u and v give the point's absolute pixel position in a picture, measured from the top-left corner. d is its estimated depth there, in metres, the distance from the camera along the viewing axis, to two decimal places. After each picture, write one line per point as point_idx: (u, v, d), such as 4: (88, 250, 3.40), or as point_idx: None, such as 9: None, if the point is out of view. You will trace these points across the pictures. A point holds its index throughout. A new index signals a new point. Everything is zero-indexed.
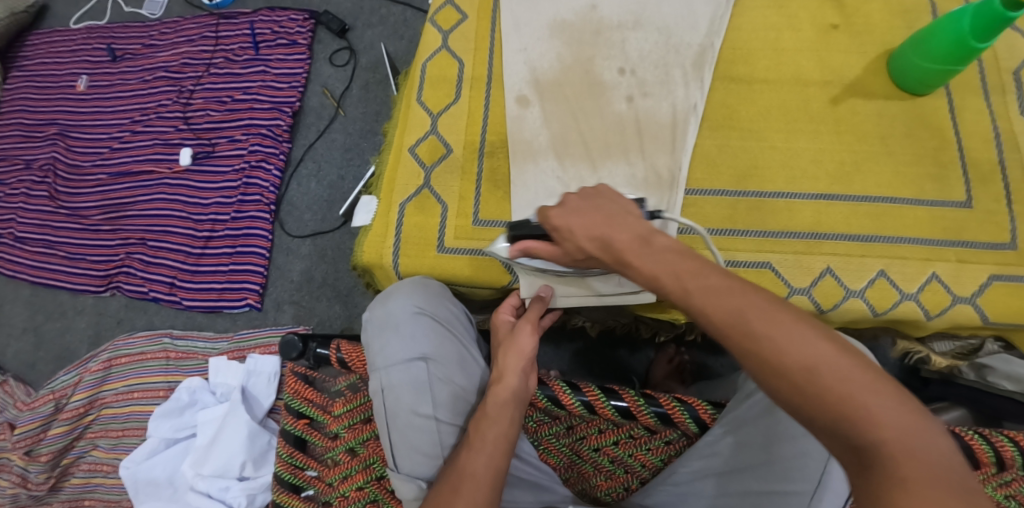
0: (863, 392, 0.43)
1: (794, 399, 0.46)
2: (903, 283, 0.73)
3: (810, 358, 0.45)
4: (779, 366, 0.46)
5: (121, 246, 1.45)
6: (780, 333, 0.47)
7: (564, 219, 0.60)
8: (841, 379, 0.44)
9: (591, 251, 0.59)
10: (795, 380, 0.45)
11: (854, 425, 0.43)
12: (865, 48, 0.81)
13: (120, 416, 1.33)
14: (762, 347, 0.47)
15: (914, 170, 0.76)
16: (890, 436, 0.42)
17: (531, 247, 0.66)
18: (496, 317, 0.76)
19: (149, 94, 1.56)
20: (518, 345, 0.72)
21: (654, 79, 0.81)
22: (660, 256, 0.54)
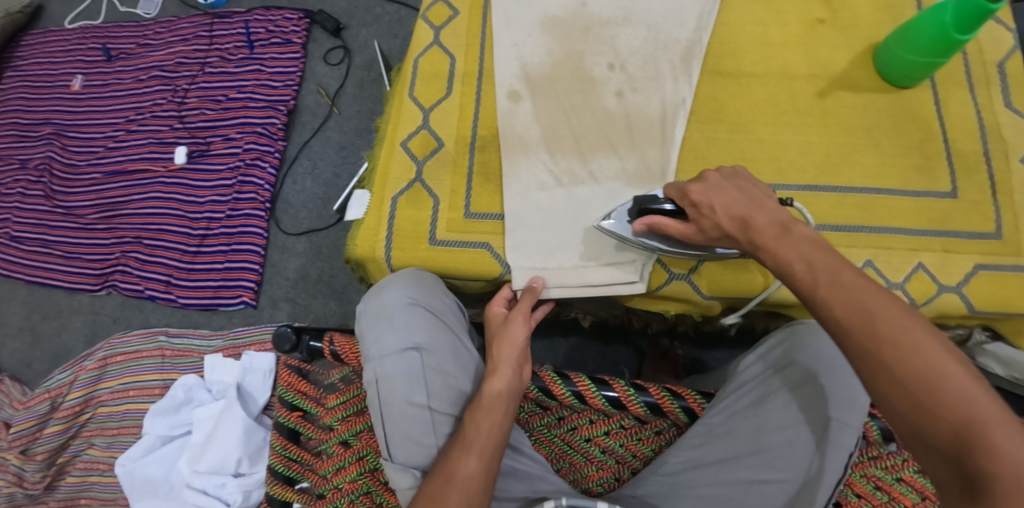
0: (985, 417, 0.45)
1: (905, 409, 0.48)
2: (889, 272, 0.73)
3: (935, 374, 0.47)
4: (901, 377, 0.48)
5: (117, 245, 1.45)
6: (908, 343, 0.48)
7: (705, 195, 0.63)
8: (964, 401, 0.46)
9: (728, 230, 0.62)
10: (913, 392, 0.48)
11: (967, 445, 0.45)
12: (851, 42, 0.82)
13: (116, 415, 1.33)
14: (884, 352, 0.49)
15: (901, 162, 0.77)
16: (1006, 470, 0.44)
17: (658, 223, 0.67)
18: (488, 310, 0.76)
19: (144, 93, 1.56)
20: (511, 336, 0.72)
21: (643, 75, 0.82)
22: (795, 242, 0.57)
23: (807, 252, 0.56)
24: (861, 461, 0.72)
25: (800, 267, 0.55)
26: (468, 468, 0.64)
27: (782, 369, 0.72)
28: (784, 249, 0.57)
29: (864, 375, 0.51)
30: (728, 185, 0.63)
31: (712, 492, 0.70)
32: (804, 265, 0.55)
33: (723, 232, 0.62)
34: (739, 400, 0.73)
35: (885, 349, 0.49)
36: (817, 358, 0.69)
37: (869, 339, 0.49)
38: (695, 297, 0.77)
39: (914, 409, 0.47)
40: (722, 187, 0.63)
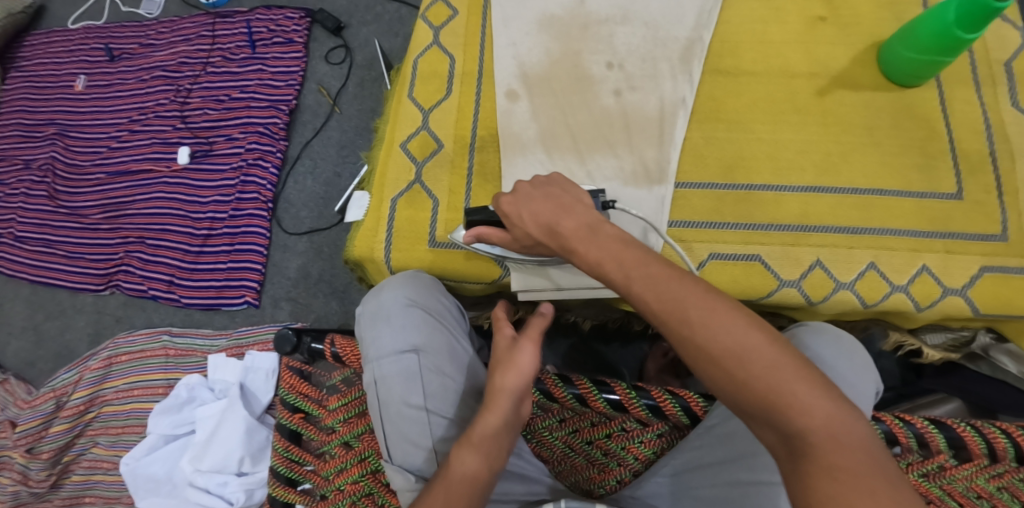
0: (789, 378, 0.49)
1: (727, 385, 0.50)
2: (892, 275, 0.73)
3: (741, 349, 0.50)
4: (715, 356, 0.51)
5: (120, 245, 1.46)
6: (717, 322, 0.51)
7: (515, 206, 0.64)
8: (769, 367, 0.49)
9: (539, 237, 0.64)
10: (728, 368, 0.50)
11: (783, 410, 0.48)
12: (852, 40, 0.81)
13: (120, 414, 1.34)
14: (696, 334, 0.51)
15: (902, 161, 0.76)
16: (817, 423, 0.47)
17: (483, 233, 0.69)
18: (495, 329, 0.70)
19: (146, 93, 1.56)
20: (506, 362, 0.66)
21: (641, 73, 0.82)
22: (602, 243, 0.59)
23: (616, 252, 0.58)
24: None
25: (612, 267, 0.57)
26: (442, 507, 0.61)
27: None
28: (592, 251, 0.59)
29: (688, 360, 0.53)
30: (538, 193, 0.64)
31: (712, 494, 0.69)
32: (613, 264, 0.57)
33: (532, 239, 0.64)
34: None
35: (694, 331, 0.51)
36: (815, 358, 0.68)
37: (684, 323, 0.52)
38: None
39: (737, 382, 0.50)
40: (530, 195, 0.64)
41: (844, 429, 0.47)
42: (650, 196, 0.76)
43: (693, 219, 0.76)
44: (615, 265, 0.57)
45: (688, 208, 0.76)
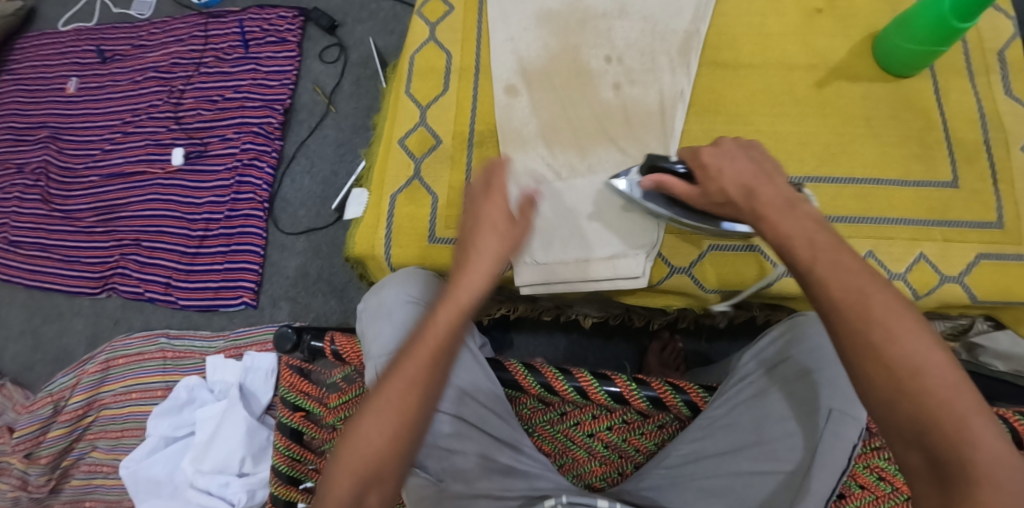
0: (965, 408, 0.47)
1: (888, 393, 0.49)
2: (891, 263, 0.74)
3: (918, 363, 0.48)
4: (890, 363, 0.49)
5: (116, 248, 1.46)
6: (900, 332, 0.49)
7: (715, 160, 0.64)
8: (945, 390, 0.47)
9: (732, 197, 0.62)
10: (899, 379, 0.48)
11: (946, 435, 0.46)
12: (849, 31, 0.81)
13: (119, 417, 1.33)
14: (873, 332, 0.50)
15: (899, 150, 0.77)
16: (983, 457, 0.45)
17: (666, 181, 0.68)
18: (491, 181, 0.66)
19: (139, 95, 1.56)
20: (491, 225, 0.64)
21: (641, 67, 0.82)
22: (799, 218, 0.57)
23: (808, 231, 0.56)
24: (863, 451, 0.71)
25: (801, 245, 0.55)
26: (399, 393, 0.58)
27: (779, 362, 0.71)
28: (786, 223, 0.58)
29: (849, 356, 0.51)
30: (741, 153, 0.64)
31: (714, 485, 0.69)
32: (803, 240, 0.55)
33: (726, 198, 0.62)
34: (740, 391, 0.72)
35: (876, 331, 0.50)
36: (816, 349, 0.69)
37: (862, 319, 0.50)
38: (696, 291, 0.77)
39: (902, 389, 0.48)
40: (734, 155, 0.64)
41: (1010, 471, 0.45)
42: None
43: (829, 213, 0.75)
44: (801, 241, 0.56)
45: None
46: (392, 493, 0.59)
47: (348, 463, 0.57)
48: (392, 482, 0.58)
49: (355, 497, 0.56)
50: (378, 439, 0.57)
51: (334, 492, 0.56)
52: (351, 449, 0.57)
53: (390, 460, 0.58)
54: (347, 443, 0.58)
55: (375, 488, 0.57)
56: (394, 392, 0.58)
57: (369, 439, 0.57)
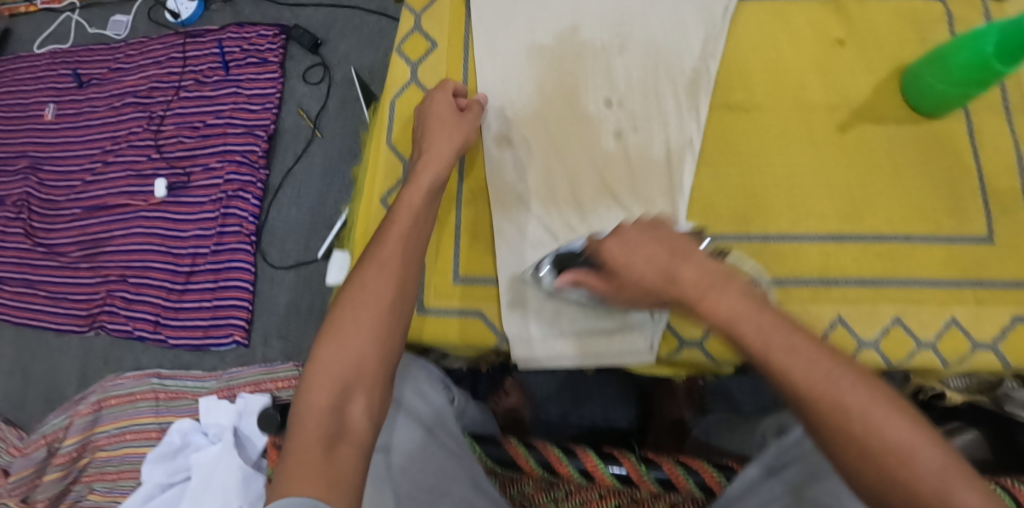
0: (952, 487, 0.45)
1: (875, 483, 0.47)
2: (919, 330, 0.67)
3: (902, 450, 0.46)
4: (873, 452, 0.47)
5: (102, 285, 1.40)
6: (875, 421, 0.47)
7: (626, 251, 0.59)
8: (935, 471, 0.45)
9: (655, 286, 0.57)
10: (889, 470, 0.46)
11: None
12: (874, 66, 0.74)
13: (114, 460, 1.29)
14: (853, 426, 0.47)
15: (929, 201, 0.69)
16: None
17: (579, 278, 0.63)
18: (435, 100, 0.74)
19: (117, 121, 1.49)
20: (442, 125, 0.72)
21: (644, 111, 0.74)
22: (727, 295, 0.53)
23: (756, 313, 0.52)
24: None
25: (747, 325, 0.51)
26: (371, 286, 0.62)
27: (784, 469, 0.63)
28: (721, 301, 0.53)
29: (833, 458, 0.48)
30: (648, 238, 0.59)
31: None
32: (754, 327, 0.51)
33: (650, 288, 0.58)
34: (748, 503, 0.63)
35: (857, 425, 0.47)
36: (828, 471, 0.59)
37: (836, 409, 0.47)
38: (708, 365, 0.71)
39: (885, 482, 0.46)
40: (642, 240, 0.59)
41: None
42: None
43: (857, 276, 0.68)
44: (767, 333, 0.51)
45: None
46: (376, 395, 0.59)
47: (325, 364, 0.58)
48: (372, 381, 0.59)
49: (337, 399, 0.57)
50: (354, 333, 0.60)
51: (315, 394, 0.57)
52: (327, 351, 0.59)
53: (369, 357, 0.59)
54: (322, 349, 0.59)
55: (356, 386, 0.58)
56: (368, 283, 0.62)
57: (346, 341, 0.59)
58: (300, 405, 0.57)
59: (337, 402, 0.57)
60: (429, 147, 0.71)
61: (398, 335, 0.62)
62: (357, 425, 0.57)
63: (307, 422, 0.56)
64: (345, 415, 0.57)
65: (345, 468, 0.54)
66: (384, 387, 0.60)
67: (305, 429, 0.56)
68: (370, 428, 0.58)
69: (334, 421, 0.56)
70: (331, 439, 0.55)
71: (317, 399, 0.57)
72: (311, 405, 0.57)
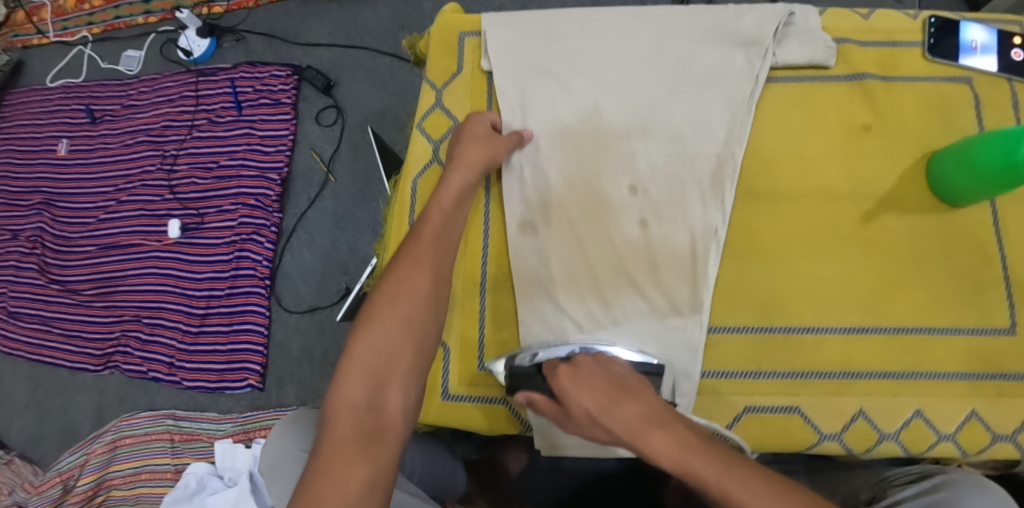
0: None
1: None
2: (939, 422, 0.67)
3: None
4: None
5: (116, 324, 1.41)
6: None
7: (574, 379, 0.60)
8: None
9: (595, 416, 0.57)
10: None
11: None
12: (900, 151, 0.75)
13: (129, 499, 1.28)
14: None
15: (950, 295, 0.70)
16: None
17: (535, 399, 0.63)
18: (475, 119, 0.78)
19: (131, 159, 1.49)
20: (475, 142, 0.76)
21: (667, 199, 0.75)
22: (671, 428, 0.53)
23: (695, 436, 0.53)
24: None
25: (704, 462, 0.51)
26: (406, 284, 0.67)
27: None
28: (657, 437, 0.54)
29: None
30: (601, 371, 0.60)
31: None
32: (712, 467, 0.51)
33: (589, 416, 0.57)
34: None
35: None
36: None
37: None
38: None
39: None
40: (591, 371, 0.61)
41: None
42: (678, 339, 0.71)
43: (879, 367, 0.69)
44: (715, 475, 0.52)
45: (722, 355, 0.71)
46: (409, 394, 0.63)
47: (359, 360, 0.62)
48: (403, 378, 0.63)
49: (373, 391, 0.62)
50: (387, 331, 0.64)
51: (350, 389, 0.61)
52: (361, 348, 0.63)
53: (400, 356, 0.64)
54: (357, 346, 0.64)
55: (391, 380, 0.63)
56: (404, 281, 0.67)
57: (381, 342, 0.64)
58: (336, 400, 0.61)
59: (372, 398, 0.61)
60: (463, 159, 0.75)
61: (428, 335, 0.66)
62: (391, 418, 0.61)
63: (341, 414, 0.60)
64: (380, 412, 0.61)
65: (382, 463, 0.58)
66: (414, 384, 0.64)
67: (341, 423, 0.59)
68: (401, 422, 0.62)
69: (369, 417, 0.60)
70: (367, 434, 0.59)
71: (352, 395, 0.61)
72: (346, 401, 0.61)
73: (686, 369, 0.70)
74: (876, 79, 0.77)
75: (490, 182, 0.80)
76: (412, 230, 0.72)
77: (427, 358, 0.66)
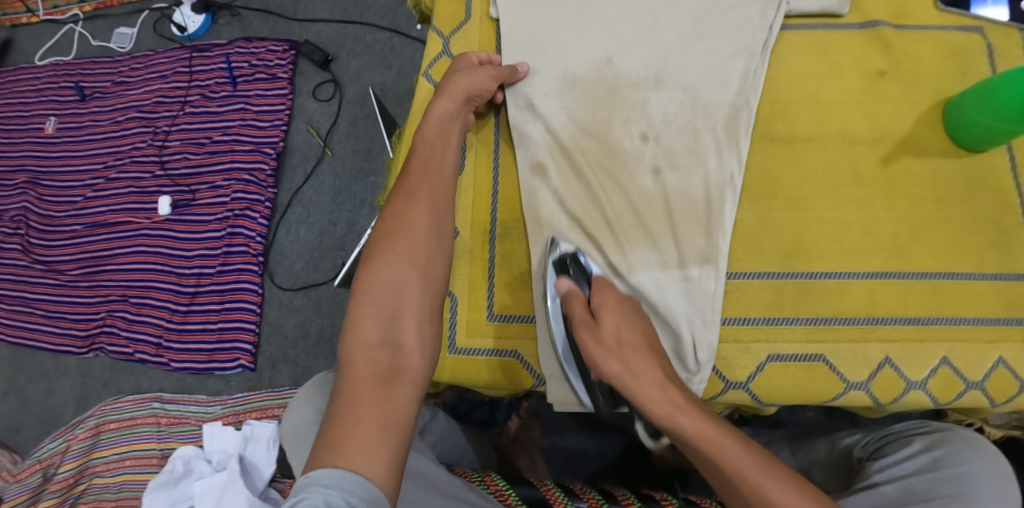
0: None
1: None
2: (967, 370, 0.66)
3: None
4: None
5: (102, 304, 1.35)
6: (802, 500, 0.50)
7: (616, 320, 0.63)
8: None
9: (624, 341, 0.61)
10: None
11: None
12: (916, 97, 0.74)
13: (112, 486, 1.21)
14: None
15: (976, 240, 0.69)
16: None
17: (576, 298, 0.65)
18: (462, 57, 0.76)
19: (121, 136, 1.45)
20: (469, 71, 0.74)
21: (681, 147, 0.73)
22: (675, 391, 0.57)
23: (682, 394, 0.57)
24: None
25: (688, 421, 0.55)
26: (406, 222, 0.64)
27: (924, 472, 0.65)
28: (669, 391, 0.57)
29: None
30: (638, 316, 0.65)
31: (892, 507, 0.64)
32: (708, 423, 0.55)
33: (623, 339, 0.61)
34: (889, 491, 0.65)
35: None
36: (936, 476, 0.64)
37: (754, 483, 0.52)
38: (754, 405, 0.69)
39: None
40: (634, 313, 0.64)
41: None
42: (693, 289, 0.69)
43: (904, 313, 0.67)
44: (730, 451, 0.53)
45: (743, 301, 0.69)
46: (422, 326, 0.60)
47: (369, 297, 0.59)
48: (415, 314, 0.60)
49: (385, 325, 0.58)
50: (392, 268, 0.61)
51: (363, 326, 0.57)
52: (367, 287, 0.60)
53: (408, 293, 0.61)
54: (362, 287, 0.60)
55: (403, 315, 0.59)
56: (403, 218, 0.65)
57: (387, 279, 0.61)
58: (349, 341, 0.57)
59: (385, 336, 0.57)
60: (448, 87, 0.73)
61: (434, 268, 0.63)
62: (407, 353, 0.57)
63: (355, 353, 0.56)
64: (395, 347, 0.57)
65: (402, 400, 0.53)
66: (428, 320, 0.60)
67: (357, 362, 0.55)
68: (420, 358, 0.57)
69: (384, 355, 0.56)
70: (383, 373, 0.55)
71: (366, 333, 0.57)
72: (360, 338, 0.57)
73: (706, 315, 0.68)
74: (890, 27, 0.76)
75: (500, 129, 0.78)
76: (406, 170, 0.69)
77: (438, 291, 0.63)
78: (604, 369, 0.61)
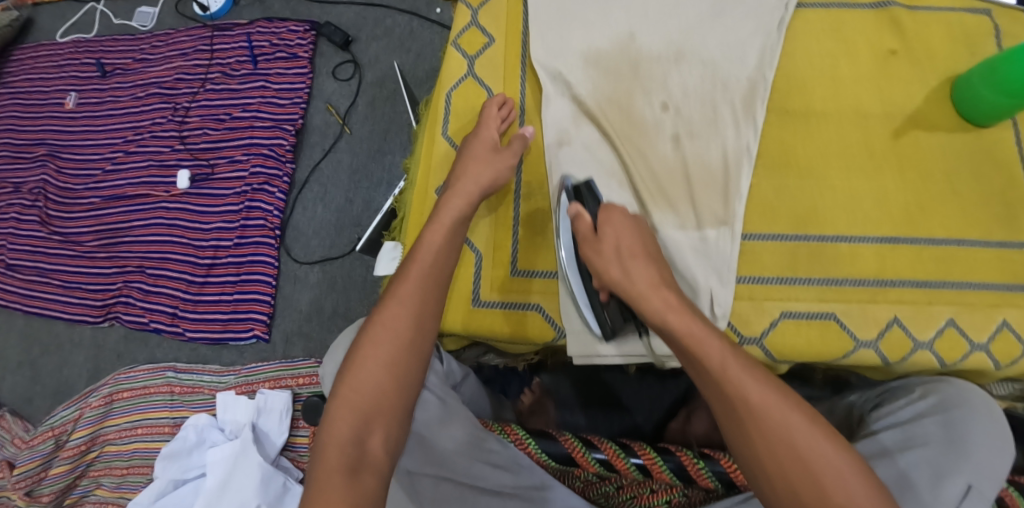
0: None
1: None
2: (971, 332, 0.69)
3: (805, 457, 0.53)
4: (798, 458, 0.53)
5: (118, 275, 1.37)
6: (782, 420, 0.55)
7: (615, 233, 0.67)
8: None
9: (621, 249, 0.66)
10: None
11: None
12: (927, 76, 0.77)
13: (124, 454, 1.24)
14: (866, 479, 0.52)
15: (983, 212, 0.72)
16: None
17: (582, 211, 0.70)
18: (483, 130, 0.76)
19: (142, 111, 1.47)
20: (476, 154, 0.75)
21: (701, 117, 0.76)
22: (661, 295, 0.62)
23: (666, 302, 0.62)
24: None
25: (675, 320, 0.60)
26: (392, 322, 0.65)
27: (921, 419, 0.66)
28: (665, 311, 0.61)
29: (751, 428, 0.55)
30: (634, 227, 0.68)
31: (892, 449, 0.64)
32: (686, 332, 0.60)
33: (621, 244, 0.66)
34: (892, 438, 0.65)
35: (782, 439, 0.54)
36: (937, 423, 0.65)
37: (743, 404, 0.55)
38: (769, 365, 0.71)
39: None
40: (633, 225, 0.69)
41: None
42: (709, 250, 0.72)
43: (911, 277, 0.70)
44: (712, 350, 0.58)
45: (758, 262, 0.72)
46: (395, 432, 0.62)
47: (347, 400, 0.61)
48: (389, 420, 0.62)
49: (359, 430, 0.60)
50: (374, 373, 0.62)
51: (337, 425, 0.60)
52: (348, 388, 0.62)
53: (386, 396, 0.62)
54: (345, 384, 0.62)
55: (377, 420, 0.61)
56: (387, 320, 0.65)
57: (366, 382, 0.62)
58: (325, 438, 0.60)
59: (356, 435, 0.60)
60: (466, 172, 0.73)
61: (413, 372, 0.64)
62: (375, 457, 0.60)
63: (329, 450, 0.59)
64: (364, 447, 0.60)
65: (364, 495, 0.57)
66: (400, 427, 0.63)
67: (329, 457, 0.59)
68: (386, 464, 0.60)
69: (354, 451, 0.59)
70: (353, 465, 0.58)
71: (338, 432, 0.60)
72: (334, 435, 0.60)
73: (722, 272, 0.70)
74: (902, 8, 0.79)
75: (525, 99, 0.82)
76: (403, 266, 0.68)
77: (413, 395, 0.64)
78: (605, 275, 0.66)
